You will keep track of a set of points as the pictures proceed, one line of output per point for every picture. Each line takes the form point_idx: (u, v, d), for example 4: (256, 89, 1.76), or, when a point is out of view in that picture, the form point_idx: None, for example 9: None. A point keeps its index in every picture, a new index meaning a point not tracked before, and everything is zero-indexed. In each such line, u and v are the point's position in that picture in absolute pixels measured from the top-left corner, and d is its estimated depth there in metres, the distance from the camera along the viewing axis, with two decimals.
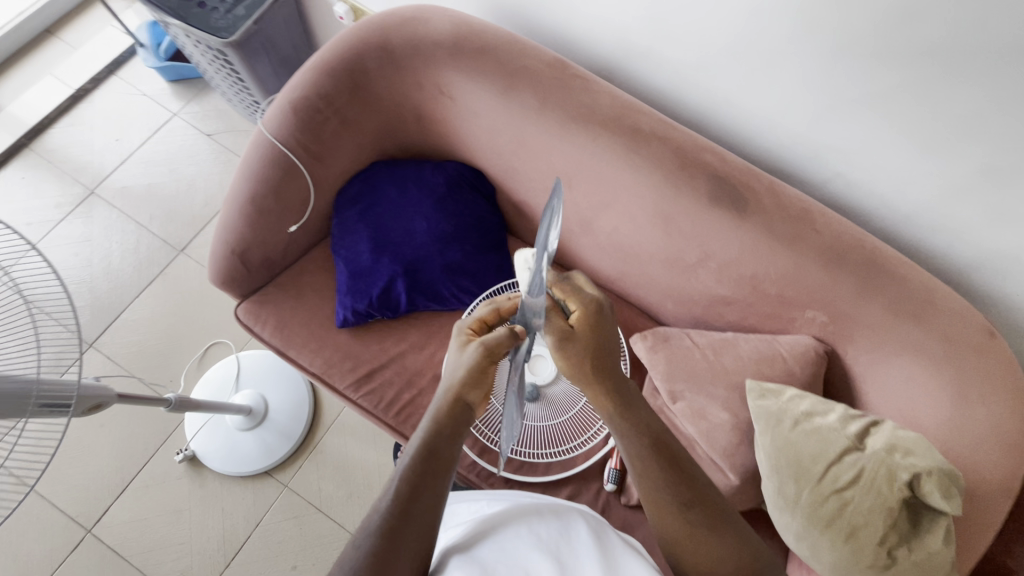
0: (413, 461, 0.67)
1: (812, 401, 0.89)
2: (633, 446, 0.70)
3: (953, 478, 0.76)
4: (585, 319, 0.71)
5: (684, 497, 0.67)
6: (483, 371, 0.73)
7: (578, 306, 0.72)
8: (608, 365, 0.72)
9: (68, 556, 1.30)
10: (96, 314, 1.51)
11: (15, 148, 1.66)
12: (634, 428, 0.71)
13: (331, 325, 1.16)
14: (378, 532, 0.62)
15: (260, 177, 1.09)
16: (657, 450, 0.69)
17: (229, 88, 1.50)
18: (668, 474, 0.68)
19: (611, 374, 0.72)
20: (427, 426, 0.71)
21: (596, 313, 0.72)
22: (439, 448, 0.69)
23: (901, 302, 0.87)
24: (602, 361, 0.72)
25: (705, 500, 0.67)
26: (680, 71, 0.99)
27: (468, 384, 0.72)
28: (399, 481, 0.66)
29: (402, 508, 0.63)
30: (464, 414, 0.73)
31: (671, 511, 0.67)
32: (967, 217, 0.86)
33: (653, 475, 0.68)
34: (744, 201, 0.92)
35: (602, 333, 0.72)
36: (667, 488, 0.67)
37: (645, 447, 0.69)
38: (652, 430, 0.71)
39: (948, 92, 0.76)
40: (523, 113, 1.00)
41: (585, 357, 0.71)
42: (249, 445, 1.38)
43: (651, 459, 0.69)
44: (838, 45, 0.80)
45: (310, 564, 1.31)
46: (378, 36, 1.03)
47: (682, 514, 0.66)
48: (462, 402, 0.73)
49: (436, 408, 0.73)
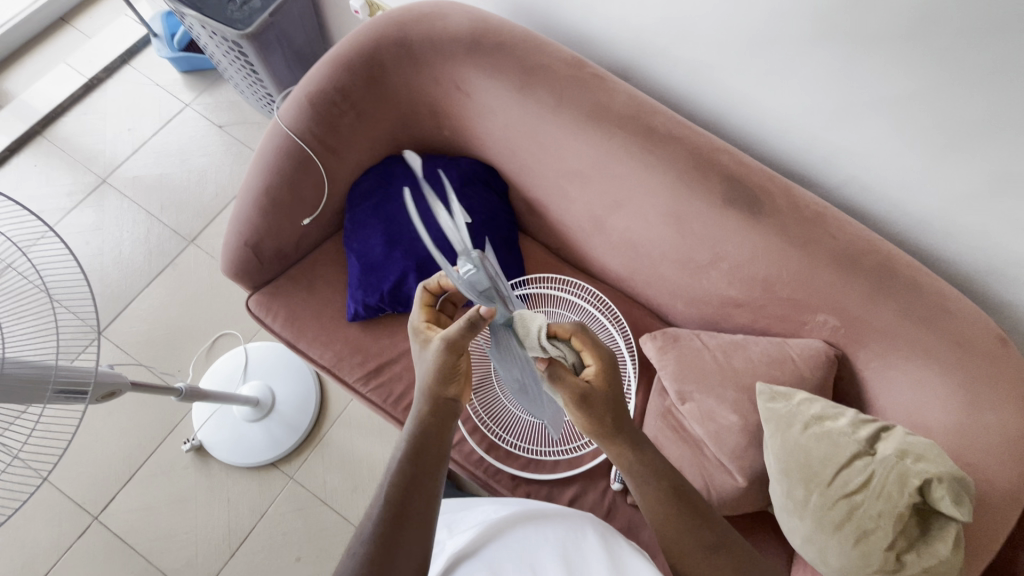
0: (400, 464, 0.68)
1: (822, 404, 0.89)
2: (653, 489, 0.71)
3: (963, 484, 0.76)
4: (601, 375, 0.75)
5: (708, 540, 0.69)
6: (451, 365, 0.73)
7: (594, 362, 0.76)
8: (624, 417, 0.75)
9: (74, 542, 1.30)
10: (106, 303, 1.51)
11: (27, 135, 1.67)
12: (650, 469, 0.73)
13: (341, 319, 1.17)
14: (373, 538, 0.61)
15: (274, 170, 1.10)
16: (677, 495, 0.71)
17: (243, 80, 1.51)
18: (689, 519, 0.70)
19: (625, 426, 0.75)
20: (414, 425, 0.72)
21: (612, 371, 0.76)
22: (426, 447, 0.70)
23: (914, 307, 0.87)
24: (619, 415, 0.74)
25: (729, 543, 0.70)
26: (697, 71, 0.99)
27: (440, 381, 0.73)
28: (389, 486, 0.66)
29: (394, 513, 0.63)
30: (448, 410, 0.74)
31: (696, 556, 0.68)
32: (981, 223, 0.86)
33: (675, 518, 0.70)
34: (760, 204, 0.92)
35: (618, 392, 0.75)
36: (688, 532, 0.69)
37: (664, 490, 0.71)
38: (669, 474, 0.73)
39: (970, 98, 0.75)
40: (538, 111, 1.00)
41: (604, 414, 0.73)
42: (257, 437, 1.38)
43: (669, 503, 0.71)
44: (857, 51, 0.80)
45: (314, 556, 1.31)
46: (396, 30, 1.03)
47: (707, 558, 0.68)
48: (444, 398, 0.74)
49: (419, 406, 0.74)
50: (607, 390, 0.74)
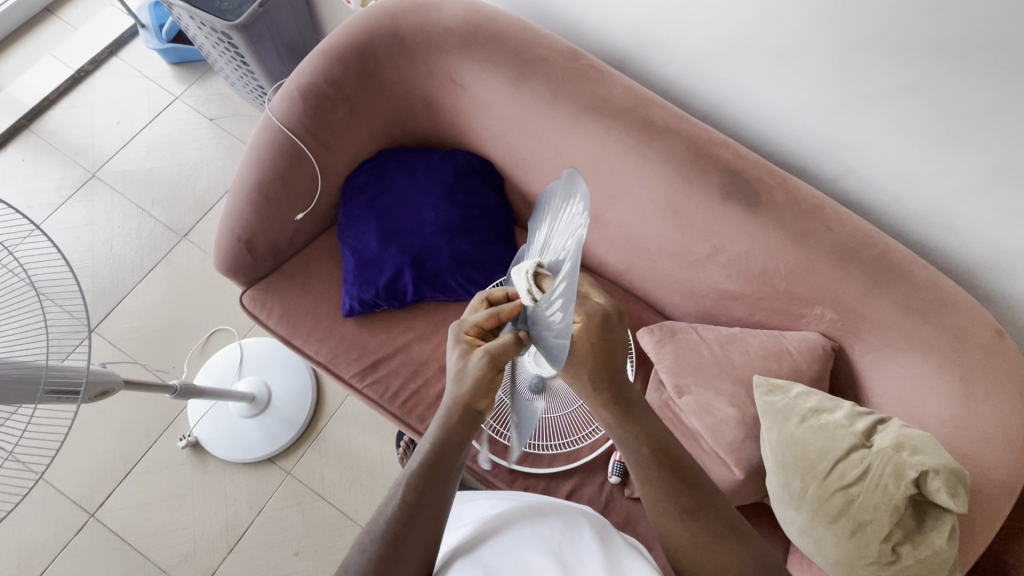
0: (420, 466, 0.66)
1: (819, 397, 0.89)
2: (635, 454, 0.67)
3: (959, 476, 0.76)
4: (586, 334, 0.61)
5: (687, 505, 0.65)
6: (490, 380, 0.67)
7: (581, 319, 0.62)
8: (614, 373, 0.65)
9: (71, 540, 1.30)
10: (99, 299, 1.50)
11: (14, 129, 1.64)
12: (633, 434, 0.67)
13: (337, 314, 1.16)
14: (384, 537, 0.62)
15: (267, 164, 1.08)
16: (658, 457, 0.66)
17: (233, 72, 1.49)
18: (669, 483, 0.66)
19: (615, 382, 0.65)
20: (437, 430, 0.68)
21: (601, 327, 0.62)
22: (446, 453, 0.67)
23: (910, 300, 0.87)
24: (608, 371, 0.64)
25: (708, 507, 0.65)
26: (694, 62, 0.98)
27: (476, 394, 0.67)
28: (406, 487, 0.65)
29: (408, 514, 0.63)
30: (474, 421, 0.69)
31: (674, 519, 0.65)
32: (979, 216, 0.86)
33: (654, 480, 0.66)
34: (758, 197, 0.92)
35: (610, 348, 0.63)
36: (665, 496, 0.65)
37: (646, 454, 0.67)
38: (656, 437, 0.68)
39: (971, 90, 0.75)
40: (534, 103, 0.99)
41: (586, 371, 0.63)
42: (253, 434, 1.38)
43: (650, 467, 0.66)
44: (856, 43, 0.79)
45: (313, 550, 1.31)
46: (389, 22, 1.02)
47: (684, 522, 0.64)
48: (472, 409, 0.69)
49: (445, 409, 0.69)
50: (591, 348, 0.62)
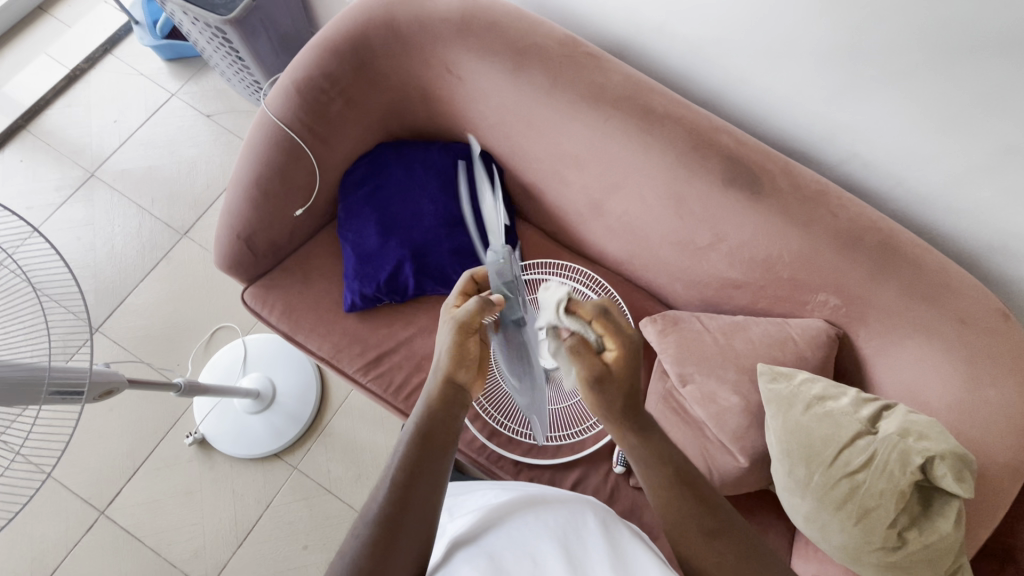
0: (408, 445, 0.67)
1: (823, 384, 0.89)
2: (656, 478, 0.67)
3: (965, 461, 0.76)
4: (622, 362, 0.67)
5: (709, 524, 0.65)
6: (463, 347, 0.69)
7: (617, 348, 0.67)
8: (637, 403, 0.69)
9: (82, 537, 1.31)
10: (101, 298, 1.50)
11: (12, 130, 1.64)
12: (654, 457, 0.68)
13: (339, 309, 1.15)
14: (377, 520, 0.62)
15: (265, 160, 1.08)
16: (680, 480, 0.67)
17: (229, 67, 1.47)
18: (693, 503, 0.66)
19: (638, 412, 0.69)
20: (422, 410, 0.69)
21: (634, 357, 0.68)
22: (433, 431, 0.68)
23: (916, 284, 0.86)
24: (634, 402, 0.69)
25: (728, 525, 0.65)
26: (692, 47, 0.97)
27: (454, 364, 0.69)
28: (396, 469, 0.65)
29: (400, 496, 0.63)
30: (456, 395, 0.71)
31: (699, 540, 0.64)
32: (984, 198, 0.85)
33: (676, 504, 0.66)
34: (760, 182, 0.91)
35: (636, 375, 0.69)
36: (691, 516, 0.65)
37: (666, 477, 0.67)
38: (675, 459, 0.69)
39: (979, 69, 0.73)
40: (533, 92, 0.98)
41: (617, 400, 0.67)
42: (258, 430, 1.39)
43: (674, 490, 0.67)
44: (859, 26, 0.78)
45: (321, 544, 1.33)
46: (383, 13, 1.00)
47: (710, 544, 0.64)
48: (453, 383, 0.70)
49: (427, 390, 0.71)
50: (625, 375, 0.67)
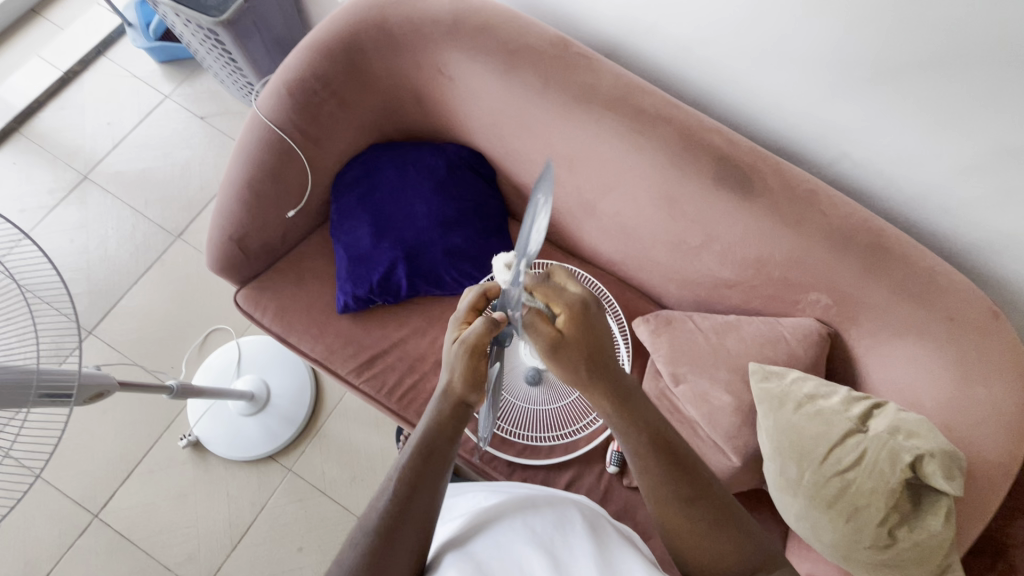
0: (411, 458, 0.67)
1: (814, 383, 0.89)
2: (634, 443, 0.67)
3: (955, 459, 0.77)
4: (574, 324, 0.65)
5: (687, 492, 0.65)
6: (477, 372, 0.68)
7: (565, 310, 0.65)
8: (602, 359, 0.67)
9: (76, 541, 1.31)
10: (94, 301, 1.50)
11: (4, 132, 1.63)
12: (632, 424, 0.68)
13: (332, 311, 1.16)
14: (375, 530, 0.62)
15: (257, 161, 1.08)
16: (659, 446, 0.67)
17: (223, 69, 1.48)
18: (670, 470, 0.66)
19: (606, 368, 0.68)
20: (427, 424, 0.69)
21: (585, 315, 0.65)
22: (437, 446, 0.68)
23: (906, 283, 0.87)
24: (598, 359, 0.67)
25: (711, 497, 0.65)
26: (684, 47, 0.97)
27: (468, 386, 0.69)
28: (398, 480, 0.65)
29: (400, 508, 0.63)
30: (465, 413, 0.71)
31: (674, 505, 0.65)
32: (976, 197, 0.85)
33: (654, 469, 0.66)
34: (751, 182, 0.91)
35: (595, 331, 0.66)
36: (668, 483, 0.65)
37: (645, 443, 0.67)
38: (655, 426, 0.68)
39: (968, 69, 0.73)
40: (525, 93, 0.98)
41: (578, 361, 0.66)
42: (253, 431, 1.38)
43: (652, 456, 0.66)
44: (848, 27, 0.78)
45: (315, 546, 1.32)
46: (375, 14, 1.01)
47: (685, 509, 0.64)
48: (464, 403, 0.70)
49: (435, 404, 0.71)
50: (579, 336, 0.65)
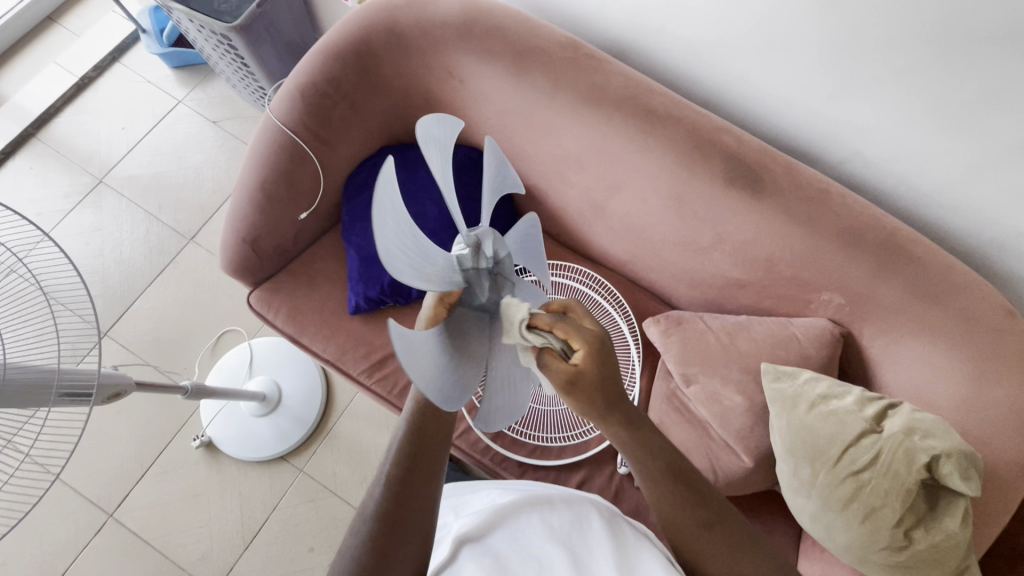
0: (402, 440, 0.66)
1: (828, 383, 0.89)
2: (647, 472, 0.64)
3: (972, 460, 0.76)
4: (594, 362, 0.55)
5: (704, 517, 0.65)
6: None
7: (583, 348, 0.55)
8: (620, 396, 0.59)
9: (91, 539, 1.32)
10: (109, 303, 1.52)
11: (21, 138, 1.66)
12: (644, 451, 0.64)
13: (343, 312, 1.16)
14: (374, 517, 0.62)
15: (269, 163, 1.09)
16: (673, 474, 0.65)
17: (235, 74, 1.49)
18: (686, 495, 0.65)
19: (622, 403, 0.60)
20: (411, 405, 0.67)
21: (605, 353, 0.56)
22: (426, 425, 0.66)
23: (920, 283, 0.86)
24: (616, 395, 0.58)
25: (724, 518, 0.65)
26: (694, 47, 0.97)
27: None
28: (391, 463, 0.65)
29: (397, 493, 0.63)
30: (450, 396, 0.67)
31: (692, 530, 0.64)
32: (989, 195, 0.85)
33: (669, 497, 0.65)
34: (761, 181, 0.91)
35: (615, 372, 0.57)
36: (684, 510, 0.64)
37: (658, 471, 0.64)
38: (665, 452, 0.65)
39: (980, 66, 0.73)
40: (535, 94, 0.98)
41: (596, 399, 0.57)
42: (265, 432, 1.39)
43: (667, 486, 0.64)
44: (859, 25, 0.78)
45: (326, 546, 1.33)
46: (386, 17, 1.01)
47: (703, 534, 0.64)
48: None
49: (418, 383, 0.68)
50: (598, 374, 0.56)
